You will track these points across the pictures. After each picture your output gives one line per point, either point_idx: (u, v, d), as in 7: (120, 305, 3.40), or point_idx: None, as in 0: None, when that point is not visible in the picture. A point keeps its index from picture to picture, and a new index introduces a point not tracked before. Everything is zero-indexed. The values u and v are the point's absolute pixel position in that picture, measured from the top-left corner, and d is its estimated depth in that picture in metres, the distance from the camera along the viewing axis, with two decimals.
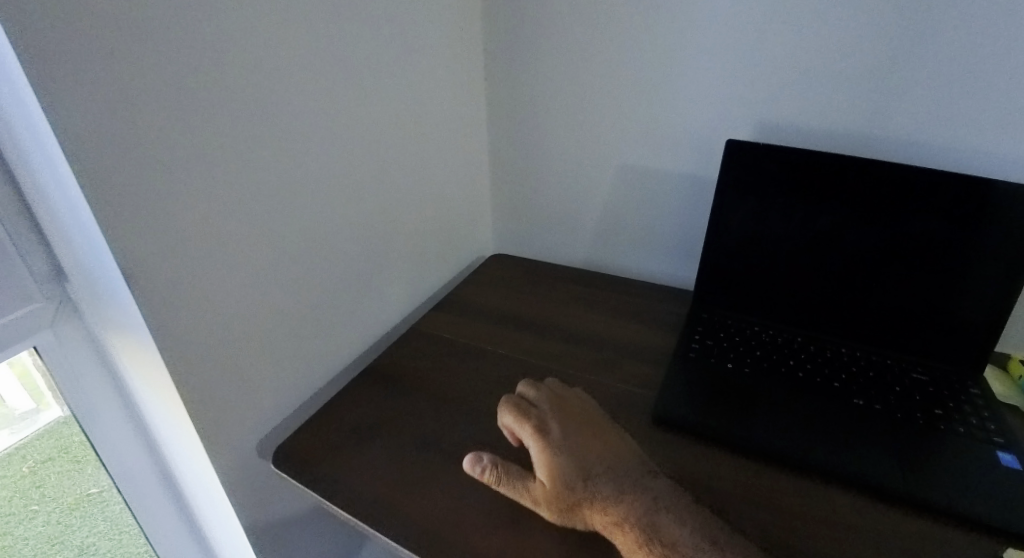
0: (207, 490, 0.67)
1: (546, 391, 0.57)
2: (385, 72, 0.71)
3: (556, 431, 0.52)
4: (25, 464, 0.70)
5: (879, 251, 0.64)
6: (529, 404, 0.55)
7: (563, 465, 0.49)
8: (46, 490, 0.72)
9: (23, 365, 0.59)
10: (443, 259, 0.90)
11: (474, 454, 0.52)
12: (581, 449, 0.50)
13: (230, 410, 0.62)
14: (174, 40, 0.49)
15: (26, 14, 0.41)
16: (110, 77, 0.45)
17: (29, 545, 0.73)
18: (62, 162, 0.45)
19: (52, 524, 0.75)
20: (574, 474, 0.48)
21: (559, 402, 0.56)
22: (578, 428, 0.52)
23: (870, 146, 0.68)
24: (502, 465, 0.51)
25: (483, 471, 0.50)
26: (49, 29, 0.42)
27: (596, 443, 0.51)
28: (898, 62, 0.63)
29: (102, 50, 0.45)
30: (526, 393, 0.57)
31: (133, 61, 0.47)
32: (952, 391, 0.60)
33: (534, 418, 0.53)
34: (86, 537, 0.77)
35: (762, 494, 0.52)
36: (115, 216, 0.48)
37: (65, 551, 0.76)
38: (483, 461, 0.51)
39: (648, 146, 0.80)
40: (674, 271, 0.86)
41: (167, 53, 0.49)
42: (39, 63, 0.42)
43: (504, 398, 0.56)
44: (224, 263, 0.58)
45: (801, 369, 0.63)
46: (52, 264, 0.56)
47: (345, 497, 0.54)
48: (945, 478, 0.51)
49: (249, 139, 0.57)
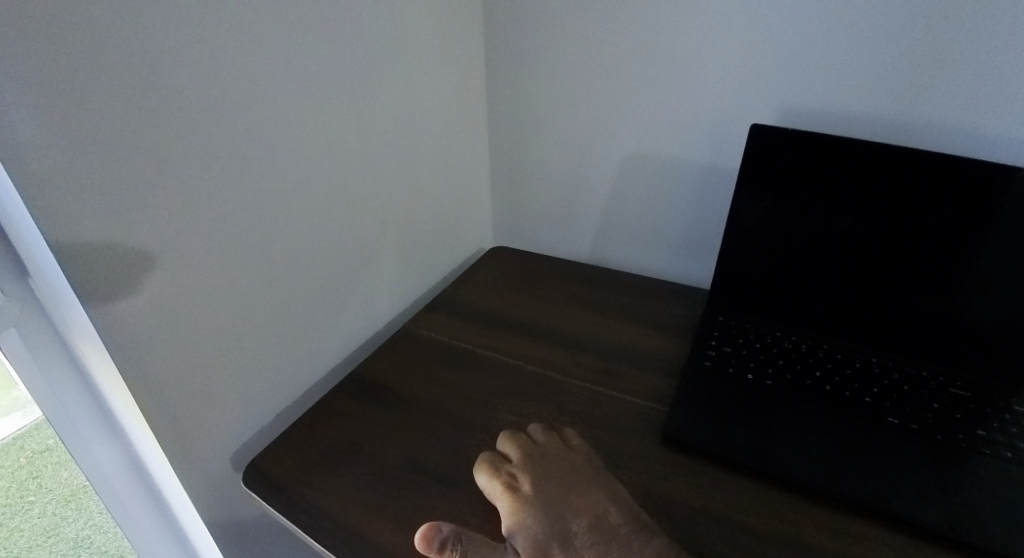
0: (185, 503, 0.61)
1: (521, 439, 0.52)
2: (376, 55, 0.64)
3: (528, 488, 0.46)
4: (22, 455, 0.73)
5: (916, 253, 0.58)
6: (502, 457, 0.50)
7: (538, 528, 0.43)
8: (42, 481, 0.75)
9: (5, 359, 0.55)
10: (442, 254, 0.85)
11: (430, 526, 0.43)
12: (557, 507, 0.45)
13: (206, 425, 0.57)
14: (132, 26, 0.43)
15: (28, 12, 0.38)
16: (55, 70, 0.40)
17: (25, 536, 0.76)
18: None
19: (47, 516, 0.77)
20: (551, 539, 0.43)
21: (534, 451, 0.50)
22: (554, 480, 0.47)
23: (911, 136, 0.61)
24: (465, 538, 0.43)
25: (442, 549, 0.42)
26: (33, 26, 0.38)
27: (574, 496, 0.46)
28: (947, 45, 0.56)
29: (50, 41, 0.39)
30: (499, 444, 0.52)
31: (84, 52, 0.41)
32: (996, 408, 0.55)
33: (504, 475, 0.48)
34: (81, 530, 0.77)
35: (781, 528, 0.47)
36: (68, 225, 0.43)
37: (61, 543, 0.77)
38: (442, 534, 0.43)
39: (663, 136, 0.73)
40: (689, 268, 0.80)
41: (125, 41, 0.43)
42: None
43: (478, 455, 0.51)
44: (196, 270, 0.52)
45: (828, 382, 0.58)
46: (13, 262, 0.50)
47: (325, 526, 0.49)
48: (990, 516, 0.46)
49: (222, 133, 0.51)
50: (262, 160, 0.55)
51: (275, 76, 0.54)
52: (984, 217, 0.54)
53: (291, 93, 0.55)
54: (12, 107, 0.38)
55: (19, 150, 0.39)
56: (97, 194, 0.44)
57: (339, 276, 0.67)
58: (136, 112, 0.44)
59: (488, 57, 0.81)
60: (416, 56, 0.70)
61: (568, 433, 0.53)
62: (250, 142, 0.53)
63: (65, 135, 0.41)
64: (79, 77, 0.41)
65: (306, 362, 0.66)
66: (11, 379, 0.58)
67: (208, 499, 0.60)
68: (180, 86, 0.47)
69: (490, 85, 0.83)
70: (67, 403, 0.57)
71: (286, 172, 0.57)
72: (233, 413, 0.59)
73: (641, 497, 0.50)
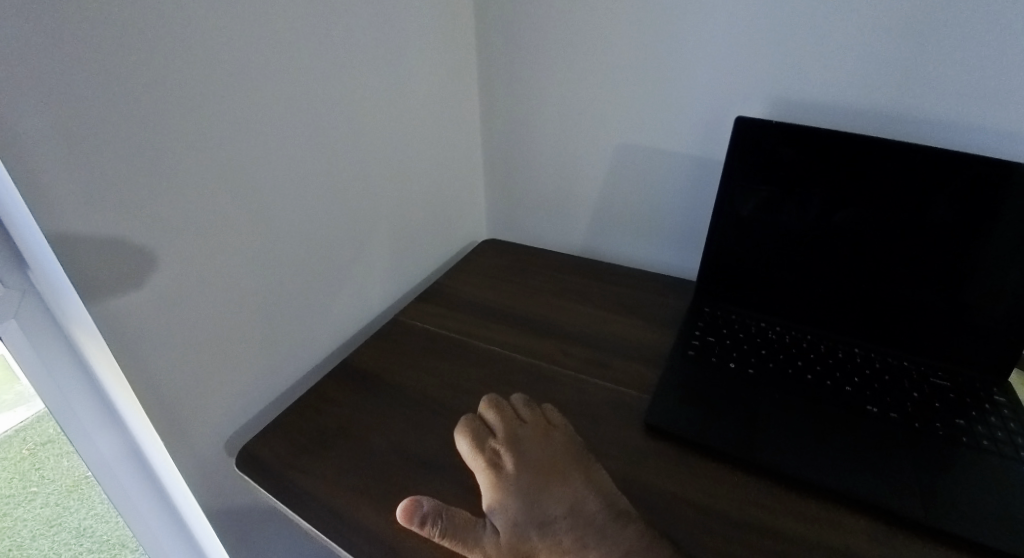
0: (182, 487, 0.62)
1: (508, 415, 0.52)
2: (371, 49, 0.65)
3: (510, 466, 0.47)
4: (25, 446, 0.72)
5: (899, 243, 0.59)
6: (486, 430, 0.51)
7: (516, 509, 0.45)
8: (44, 472, 0.74)
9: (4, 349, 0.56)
10: (434, 246, 0.86)
11: (411, 504, 0.45)
12: (536, 488, 0.46)
13: (202, 412, 0.58)
14: (132, 24, 0.44)
15: (35, 14, 0.39)
16: (56, 67, 0.41)
17: (27, 526, 0.77)
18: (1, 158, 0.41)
19: (49, 506, 0.77)
20: (528, 522, 0.44)
21: (519, 428, 0.51)
22: (536, 460, 0.48)
23: (893, 128, 0.62)
24: (445, 514, 0.45)
25: (423, 524, 0.44)
26: (37, 27, 0.39)
27: (553, 478, 0.47)
28: (930, 37, 0.56)
29: (53, 40, 0.40)
30: (486, 417, 0.53)
31: (84, 50, 0.42)
32: (976, 398, 0.56)
33: (489, 451, 0.49)
34: (83, 519, 0.77)
35: (758, 515, 0.48)
36: (67, 217, 0.44)
37: (64, 531, 0.77)
38: (423, 510, 0.45)
39: (653, 129, 0.74)
40: (678, 259, 0.81)
41: (127, 39, 0.44)
42: None
43: (462, 420, 0.52)
44: (194, 262, 0.53)
45: (812, 371, 0.59)
46: (12, 253, 0.52)
47: (316, 509, 0.50)
48: (967, 505, 0.47)
49: (219, 128, 0.52)
50: (257, 152, 0.56)
51: (270, 69, 0.55)
52: (974, 214, 0.55)
53: (287, 87, 0.57)
54: (13, 100, 0.39)
55: (20, 141, 0.40)
56: (93, 184, 0.45)
57: (332, 267, 0.68)
58: (133, 105, 0.45)
59: (482, 50, 0.82)
60: (410, 50, 0.71)
61: (554, 414, 0.54)
62: (246, 134, 0.54)
63: (61, 125, 0.42)
64: (77, 70, 0.42)
65: (300, 351, 0.67)
66: (13, 372, 0.59)
67: (203, 485, 0.61)
68: (177, 78, 0.48)
69: (484, 79, 0.84)
70: (66, 391, 0.58)
71: (282, 164, 0.58)
72: (228, 400, 0.61)
73: (623, 482, 0.51)
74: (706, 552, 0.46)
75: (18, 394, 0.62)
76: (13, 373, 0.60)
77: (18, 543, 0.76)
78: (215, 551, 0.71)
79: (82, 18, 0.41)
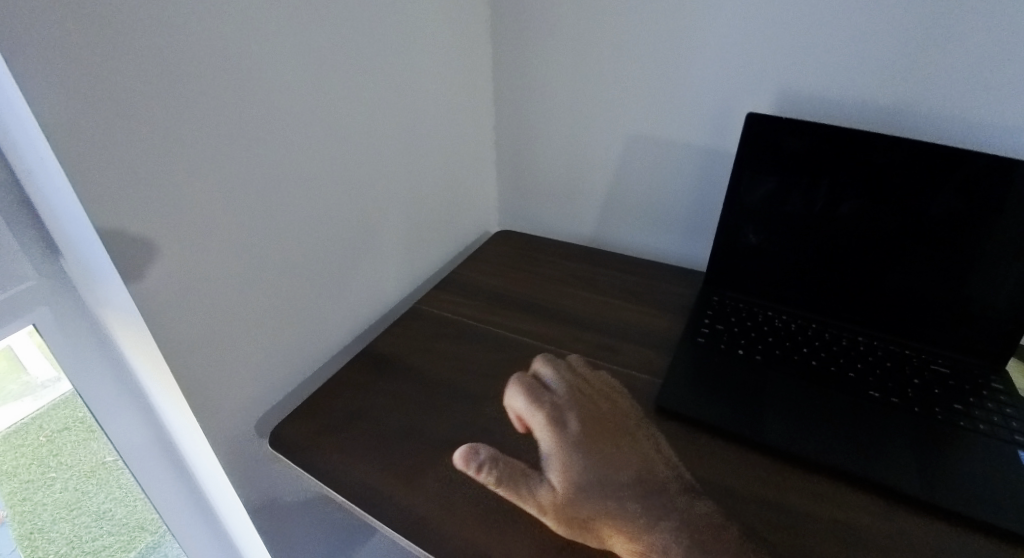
0: (208, 470, 0.67)
1: (551, 399, 0.59)
2: (389, 44, 0.67)
3: (563, 441, 0.54)
4: (42, 433, 0.68)
5: (904, 234, 0.61)
6: (537, 412, 0.58)
7: (567, 474, 0.51)
8: (63, 458, 0.70)
9: (39, 337, 0.58)
10: (447, 236, 0.88)
11: (472, 452, 0.53)
12: (585, 457, 0.52)
13: (231, 395, 0.61)
14: (173, 33, 0.47)
15: (84, 25, 0.42)
16: (103, 74, 0.44)
17: (47, 510, 0.73)
18: (50, 157, 0.44)
19: (69, 491, 0.73)
20: (577, 484, 0.50)
21: (567, 412, 0.57)
22: (584, 439, 0.54)
23: (894, 120, 0.64)
24: (501, 465, 0.52)
25: (482, 471, 0.52)
26: (87, 40, 0.42)
27: (599, 453, 0.53)
28: (930, 33, 0.58)
29: (101, 50, 0.43)
30: (528, 398, 0.60)
31: (127, 59, 0.45)
32: (973, 384, 0.58)
33: (542, 429, 0.56)
34: (103, 502, 0.75)
35: (765, 492, 0.50)
36: (109, 210, 0.47)
37: (83, 514, 0.76)
38: (482, 459, 0.53)
39: (661, 120, 0.76)
40: (686, 249, 0.83)
41: (169, 47, 0.47)
42: (32, 64, 0.40)
43: (516, 401, 0.59)
44: (226, 251, 0.56)
45: (817, 356, 0.62)
46: (45, 241, 0.55)
47: (346, 483, 0.53)
48: (962, 481, 0.49)
49: (249, 124, 0.54)
50: (282, 144, 0.58)
51: (295, 58, 0.56)
52: (975, 205, 0.57)
53: (309, 75, 0.58)
54: (64, 104, 0.42)
55: (69, 140, 0.43)
56: (129, 176, 0.47)
57: (352, 256, 0.71)
58: (167, 104, 0.48)
59: (494, 40, 0.84)
60: (427, 46, 0.73)
61: (599, 400, 0.59)
62: (270, 120, 0.56)
63: (96, 108, 0.44)
64: (110, 52, 0.44)
65: (322, 336, 0.70)
66: (17, 361, 0.60)
67: (234, 463, 0.64)
68: (205, 62, 0.49)
69: (497, 73, 0.86)
70: (94, 376, 0.62)
71: (305, 157, 0.61)
72: (256, 383, 0.63)
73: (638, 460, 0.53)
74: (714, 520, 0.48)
75: (26, 385, 0.63)
76: (17, 363, 0.60)
77: (38, 526, 0.73)
78: (239, 528, 0.75)
79: (128, 30, 0.44)
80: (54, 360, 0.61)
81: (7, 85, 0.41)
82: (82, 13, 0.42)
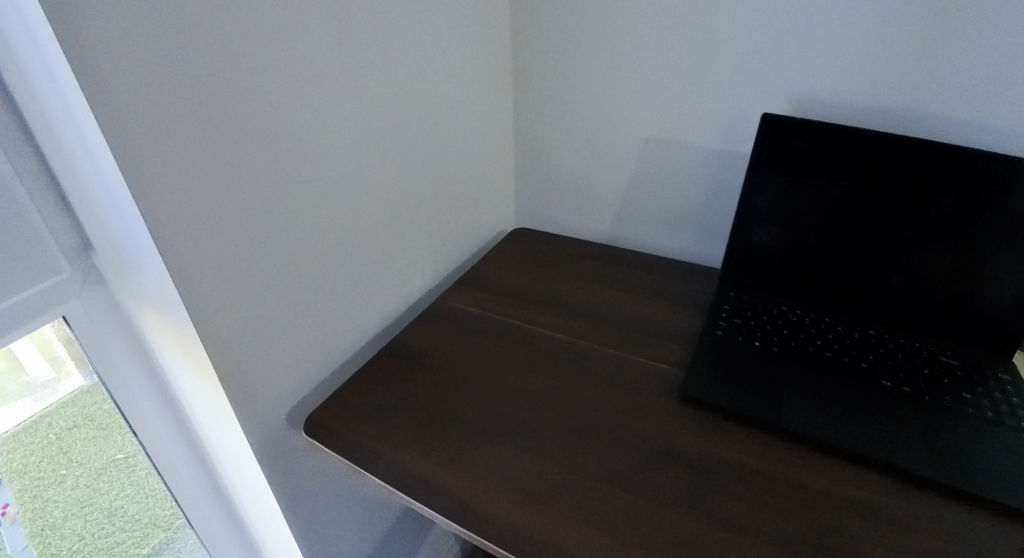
0: (235, 457, 0.68)
1: None
2: (414, 50, 0.69)
3: None
4: (52, 431, 0.67)
5: (911, 230, 0.63)
6: None
7: None
8: (73, 455, 0.70)
9: (42, 335, 0.59)
10: (466, 235, 0.89)
11: None
12: None
13: (265, 387, 0.63)
14: (215, 40, 0.49)
15: (136, 33, 0.44)
16: (152, 80, 0.46)
17: (59, 507, 0.71)
18: (105, 157, 0.46)
19: (80, 488, 0.72)
20: None
21: None
22: None
23: (902, 121, 0.66)
24: None
25: None
26: (137, 47, 0.44)
27: None
28: (937, 38, 0.60)
29: (151, 57, 0.45)
30: None
31: (173, 64, 0.47)
32: (981, 375, 0.60)
33: None
34: (114, 500, 0.74)
35: (780, 472, 0.52)
36: (156, 205, 0.48)
37: (93, 513, 0.74)
38: None
39: (674, 122, 0.78)
40: (698, 247, 0.85)
41: (211, 53, 0.49)
42: (91, 70, 0.42)
43: None
44: (260, 246, 0.58)
45: (829, 349, 0.64)
46: (80, 238, 0.57)
47: (382, 471, 0.55)
48: (974, 465, 0.51)
49: (283, 125, 0.56)
50: (314, 144, 0.60)
51: (324, 57, 0.58)
52: (980, 202, 0.59)
53: (337, 74, 0.60)
54: (117, 107, 0.44)
55: (123, 140, 0.45)
56: (174, 173, 0.49)
57: (376, 253, 0.72)
58: (210, 107, 0.50)
59: (509, 43, 0.86)
60: (448, 50, 0.75)
61: None
62: (301, 118, 0.58)
63: (145, 105, 0.46)
64: (160, 53, 0.46)
65: (348, 330, 0.72)
66: (17, 361, 0.60)
67: (267, 454, 0.65)
68: (242, 60, 0.51)
69: (513, 77, 0.88)
70: (119, 370, 0.64)
71: (333, 156, 0.62)
72: (286, 376, 0.65)
73: (665, 448, 0.55)
74: (739, 504, 0.50)
75: (25, 387, 0.63)
76: (16, 363, 0.60)
77: (50, 524, 0.71)
78: (260, 517, 0.76)
79: (174, 37, 0.46)
80: (53, 358, 0.62)
81: (66, 91, 0.43)
82: (133, 23, 0.44)
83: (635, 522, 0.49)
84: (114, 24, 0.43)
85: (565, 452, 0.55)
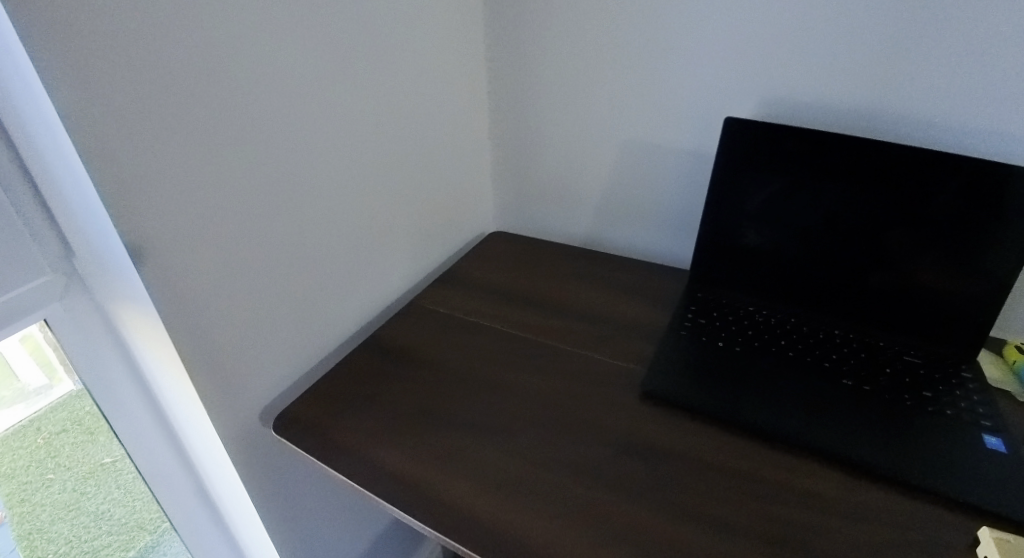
0: (214, 458, 0.68)
1: None
2: (393, 54, 0.70)
3: None
4: (39, 435, 0.68)
5: (876, 230, 0.64)
6: None
7: None
8: (61, 460, 0.70)
9: (35, 340, 0.60)
10: (445, 237, 0.90)
11: None
12: None
13: (242, 386, 0.63)
14: (192, 45, 0.49)
15: (112, 37, 0.44)
16: (128, 84, 0.46)
17: (46, 511, 0.72)
18: (75, 162, 0.46)
19: (68, 491, 0.73)
20: None
21: None
22: None
23: (869, 122, 0.67)
24: None
25: None
26: (113, 51, 0.45)
27: None
28: (902, 42, 0.62)
29: (127, 61, 0.46)
30: None
31: (150, 68, 0.47)
32: (942, 373, 0.61)
33: None
34: (101, 504, 0.75)
35: (743, 466, 0.53)
36: (131, 207, 0.49)
37: (81, 516, 0.75)
38: None
39: (652, 124, 0.79)
40: (674, 248, 0.86)
41: (188, 57, 0.49)
42: (68, 73, 0.43)
43: None
44: (237, 247, 0.58)
45: (794, 348, 0.65)
46: (65, 244, 0.57)
47: (356, 469, 0.55)
48: (931, 460, 0.52)
49: (261, 128, 0.57)
50: (291, 146, 0.61)
51: (303, 60, 0.59)
52: (942, 203, 0.60)
53: (315, 77, 0.61)
54: (93, 110, 0.45)
55: (99, 142, 0.46)
56: (149, 176, 0.49)
57: (355, 254, 0.73)
58: (187, 110, 0.51)
59: (488, 48, 0.87)
60: (427, 54, 0.76)
61: None
62: (279, 121, 0.59)
63: (122, 108, 0.46)
64: (138, 58, 0.46)
65: (326, 330, 0.72)
66: (10, 369, 0.61)
67: (243, 453, 0.66)
68: (220, 62, 0.52)
69: (494, 80, 0.89)
70: (101, 372, 0.64)
71: (311, 159, 0.63)
72: (264, 375, 0.65)
73: (636, 446, 0.56)
74: (709, 501, 0.50)
75: (16, 392, 0.64)
76: (10, 371, 0.62)
77: (37, 527, 0.72)
78: (239, 517, 0.77)
79: (151, 41, 0.47)
80: (46, 365, 0.63)
81: (38, 97, 0.44)
82: (110, 27, 0.44)
83: (607, 519, 0.49)
84: (89, 29, 0.43)
85: (538, 449, 0.56)
